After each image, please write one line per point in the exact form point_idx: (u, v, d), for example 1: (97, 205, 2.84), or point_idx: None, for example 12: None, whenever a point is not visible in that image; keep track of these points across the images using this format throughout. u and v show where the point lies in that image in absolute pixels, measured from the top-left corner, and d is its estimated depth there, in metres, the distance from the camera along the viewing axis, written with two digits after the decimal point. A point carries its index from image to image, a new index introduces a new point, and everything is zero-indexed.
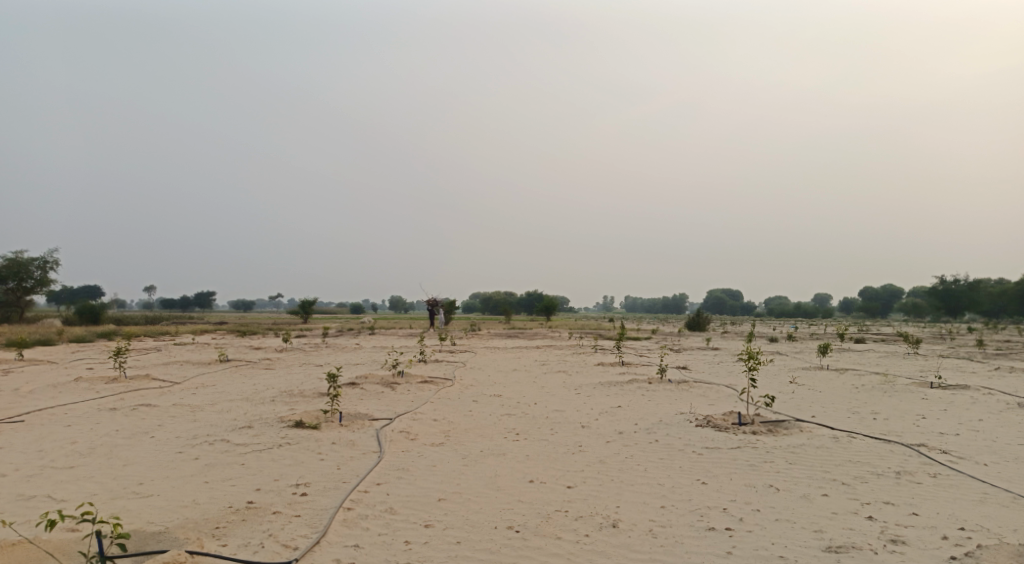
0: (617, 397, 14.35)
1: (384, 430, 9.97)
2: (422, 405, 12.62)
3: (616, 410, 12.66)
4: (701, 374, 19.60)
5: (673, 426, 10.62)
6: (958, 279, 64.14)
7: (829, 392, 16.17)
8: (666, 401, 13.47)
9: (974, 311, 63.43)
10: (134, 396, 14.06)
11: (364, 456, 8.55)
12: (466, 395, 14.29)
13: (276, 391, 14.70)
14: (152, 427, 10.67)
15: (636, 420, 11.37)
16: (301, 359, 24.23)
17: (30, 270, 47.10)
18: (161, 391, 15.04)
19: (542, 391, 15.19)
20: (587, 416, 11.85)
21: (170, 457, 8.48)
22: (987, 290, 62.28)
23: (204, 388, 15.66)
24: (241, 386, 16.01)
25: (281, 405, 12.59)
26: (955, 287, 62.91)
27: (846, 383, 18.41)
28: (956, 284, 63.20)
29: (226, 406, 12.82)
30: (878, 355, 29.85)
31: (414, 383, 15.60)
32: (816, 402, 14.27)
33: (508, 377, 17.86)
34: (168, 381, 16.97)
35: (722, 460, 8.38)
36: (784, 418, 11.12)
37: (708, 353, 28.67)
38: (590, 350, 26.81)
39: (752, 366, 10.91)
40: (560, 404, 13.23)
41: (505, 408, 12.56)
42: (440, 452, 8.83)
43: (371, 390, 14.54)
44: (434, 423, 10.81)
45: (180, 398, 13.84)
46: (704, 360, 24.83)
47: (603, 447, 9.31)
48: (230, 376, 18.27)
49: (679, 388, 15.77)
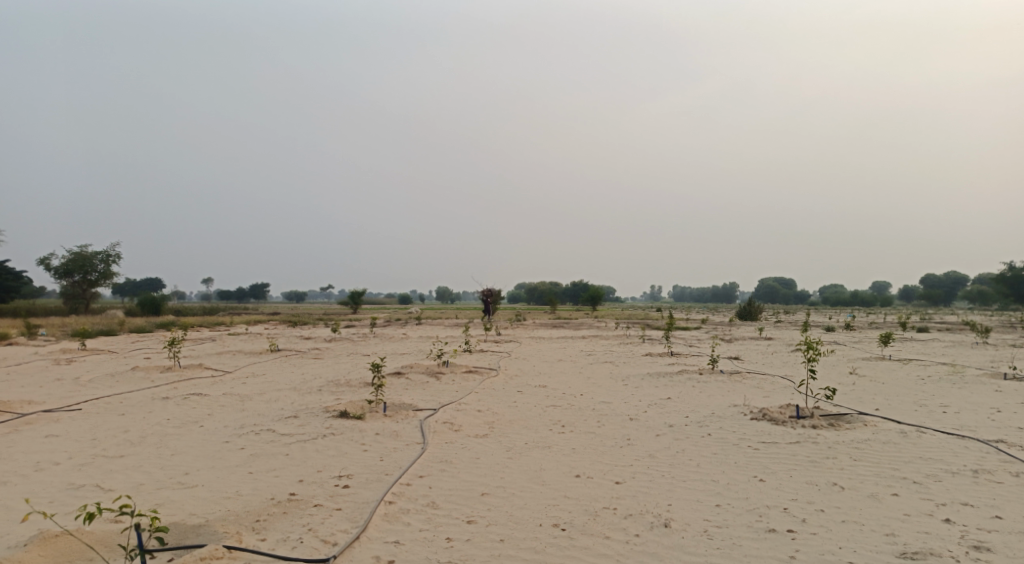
0: (666, 388, 13.93)
1: (428, 421, 9.83)
2: (467, 395, 12.47)
3: (666, 401, 12.27)
4: (754, 364, 18.95)
5: (726, 419, 10.19)
6: None
7: (893, 384, 15.38)
8: (719, 393, 12.99)
9: None
10: (186, 385, 14.31)
11: (407, 448, 8.40)
12: (512, 385, 14.09)
13: (323, 381, 14.77)
14: (201, 416, 10.79)
15: (687, 413, 10.96)
16: (349, 349, 24.44)
17: (95, 263, 48.84)
18: (213, 380, 15.29)
19: (589, 382, 14.88)
20: (635, 408, 11.49)
21: (216, 447, 8.51)
22: None
23: (254, 377, 15.87)
24: (289, 376, 16.16)
25: (327, 395, 12.60)
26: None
27: (911, 374, 17.49)
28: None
29: (274, 395, 12.91)
30: (943, 344, 28.45)
31: (459, 373, 15.47)
32: (879, 394, 13.56)
33: (554, 367, 17.59)
34: (220, 370, 17.27)
35: (781, 456, 7.94)
36: (846, 411, 10.55)
37: (761, 343, 27.82)
38: (638, 340, 26.31)
39: (811, 356, 10.36)
40: (607, 396, 12.89)
41: (551, 399, 12.29)
42: (485, 445, 8.63)
43: (416, 380, 14.47)
44: (479, 414, 10.63)
45: (230, 388, 14.02)
46: (756, 351, 24.07)
47: (653, 440, 8.96)
48: (280, 366, 18.50)
49: (732, 379, 15.22)
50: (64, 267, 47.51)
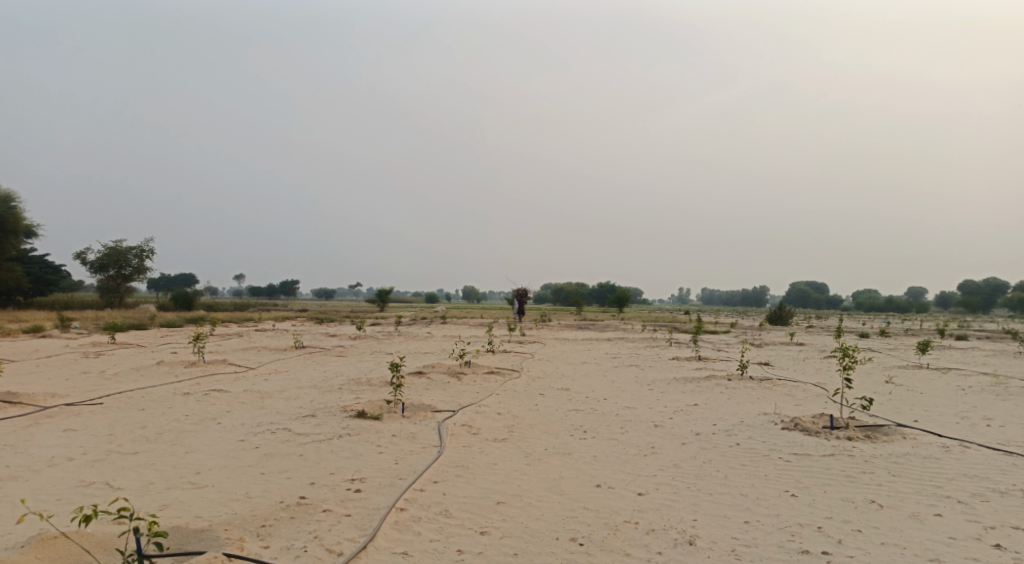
0: (693, 394, 13.53)
1: (447, 424, 9.60)
2: (487, 397, 12.22)
3: (692, 408, 11.88)
4: (785, 371, 18.38)
5: (756, 429, 9.78)
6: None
7: (932, 394, 14.77)
8: (748, 401, 12.54)
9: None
10: (208, 381, 14.29)
11: (423, 451, 8.17)
12: (534, 388, 13.81)
13: (344, 379, 14.65)
14: (220, 413, 10.70)
15: (715, 421, 10.58)
16: (373, 347, 24.38)
17: (128, 258, 49.65)
18: (235, 376, 15.27)
19: (613, 386, 14.52)
20: (661, 414, 11.13)
21: (230, 445, 8.37)
22: None
23: (276, 374, 15.82)
24: (311, 373, 16.07)
25: (346, 394, 12.45)
26: None
27: (951, 384, 16.82)
28: None
29: (294, 393, 12.80)
30: (983, 354, 27.42)
31: (481, 374, 15.23)
32: (917, 405, 12.99)
33: (578, 370, 17.27)
34: (243, 366, 17.28)
35: (814, 470, 7.54)
36: (882, 422, 10.09)
37: (792, 348, 27.13)
38: (665, 343, 25.82)
39: (847, 364, 9.91)
40: (631, 400, 12.53)
41: (574, 403, 11.99)
42: (503, 450, 8.37)
43: (437, 380, 14.29)
44: (499, 417, 10.37)
45: (251, 384, 13.96)
46: (787, 357, 23.43)
47: (678, 449, 8.62)
48: (302, 363, 18.45)
49: (761, 386, 14.75)
50: (99, 261, 48.38)
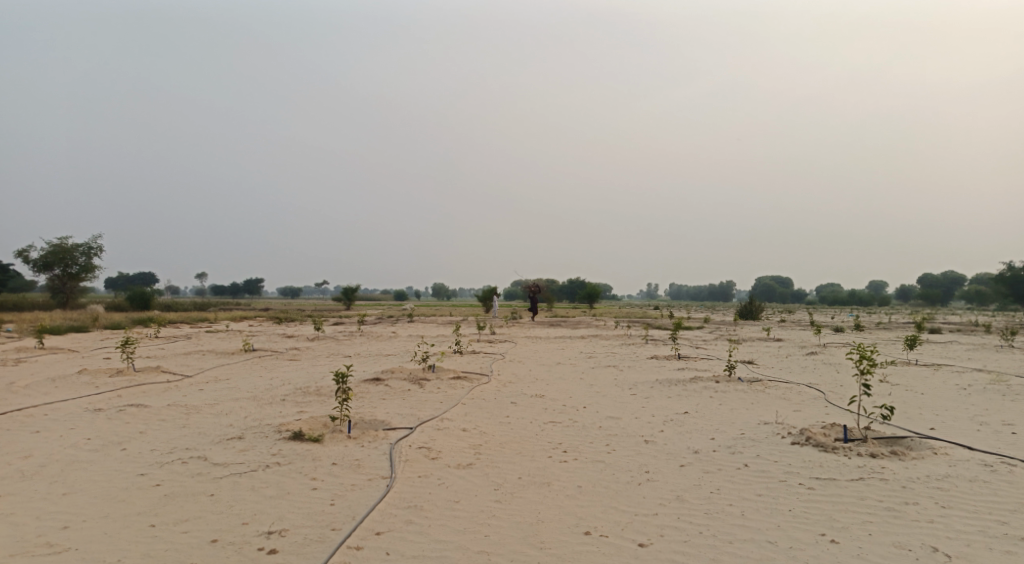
0: (681, 399, 12.19)
1: (400, 446, 8.04)
2: (451, 409, 10.65)
3: (684, 417, 10.50)
4: (772, 371, 17.16)
5: (763, 444, 8.40)
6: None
7: (935, 395, 13.61)
8: (743, 409, 11.21)
9: None
10: (130, 394, 12.44)
11: (369, 485, 6.61)
12: (504, 395, 12.31)
13: (290, 389, 12.96)
14: (129, 434, 8.96)
15: (713, 434, 9.19)
16: (330, 349, 22.62)
17: (75, 256, 46.88)
18: (166, 387, 13.44)
19: (592, 391, 13.08)
20: (649, 427, 9.70)
21: (126, 482, 6.70)
22: None
23: (215, 383, 14.05)
24: (254, 382, 14.31)
25: (288, 409, 10.78)
26: None
27: (948, 382, 15.72)
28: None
29: (227, 408, 11.07)
30: (964, 347, 26.58)
31: (445, 379, 13.67)
32: (924, 408, 11.82)
33: (553, 372, 15.81)
34: (179, 374, 15.41)
35: (847, 503, 6.21)
36: (903, 433, 8.82)
37: (772, 345, 25.97)
38: (641, 340, 24.51)
39: (866, 370, 8.56)
40: (614, 409, 11.08)
41: (549, 414, 10.52)
42: (467, 480, 6.88)
43: (395, 388, 12.68)
44: (463, 434, 8.83)
45: (180, 397, 12.15)
46: (769, 354, 22.23)
47: (678, 474, 7.20)
48: (248, 369, 16.65)
49: (752, 388, 13.49)
50: (43, 261, 45.37)
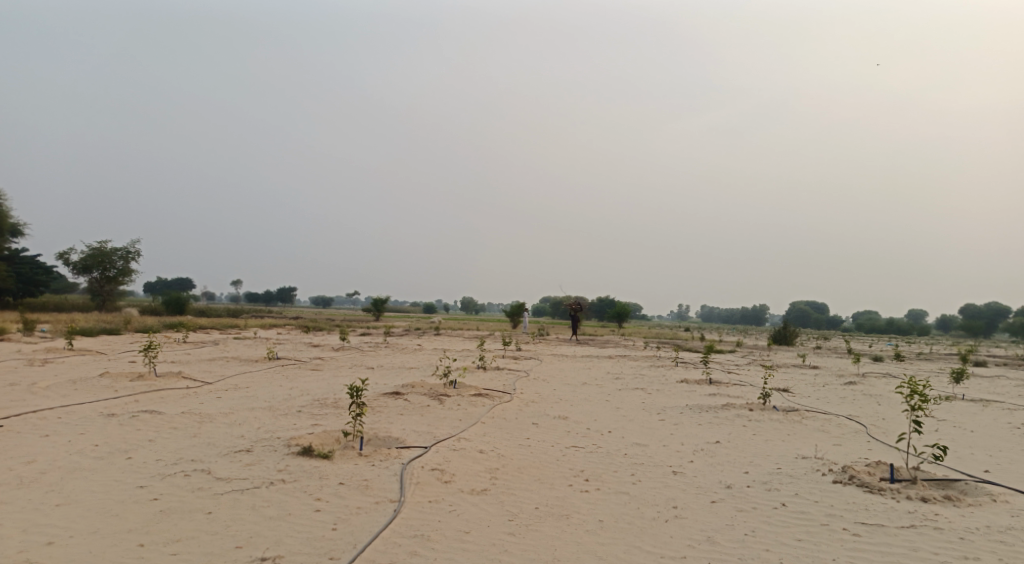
0: (712, 427, 11.58)
1: (412, 466, 7.62)
2: (470, 428, 10.21)
3: (716, 448, 9.90)
4: (809, 400, 16.38)
5: (801, 482, 7.80)
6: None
7: (986, 433, 12.74)
8: (778, 441, 10.56)
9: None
10: (148, 400, 12.24)
11: (375, 509, 6.20)
12: (526, 415, 11.83)
13: (308, 400, 12.65)
14: (137, 442, 8.69)
15: (746, 467, 8.59)
16: (354, 360, 22.36)
17: (113, 259, 47.69)
18: (185, 393, 13.24)
19: (618, 414, 12.54)
20: (678, 457, 9.13)
21: (123, 494, 6.39)
22: None
23: (234, 392, 13.82)
24: (273, 391, 14.04)
25: (303, 421, 10.46)
26: None
27: (1000, 419, 14.78)
28: None
29: (241, 417, 10.78)
30: (1013, 383, 25.29)
31: (467, 396, 13.24)
32: (975, 448, 11.02)
33: (579, 393, 15.29)
34: (200, 381, 15.24)
35: (898, 555, 5.61)
36: (956, 476, 8.12)
37: (807, 373, 25.01)
38: (671, 363, 23.79)
39: (917, 406, 7.90)
40: (641, 436, 10.52)
41: (572, 438, 10.02)
42: (481, 508, 6.44)
43: (414, 403, 12.30)
44: (480, 456, 8.37)
45: (197, 405, 11.90)
46: (805, 382, 21.36)
47: (708, 512, 6.65)
48: (269, 378, 16.44)
49: (788, 418, 12.81)
50: (83, 263, 46.22)
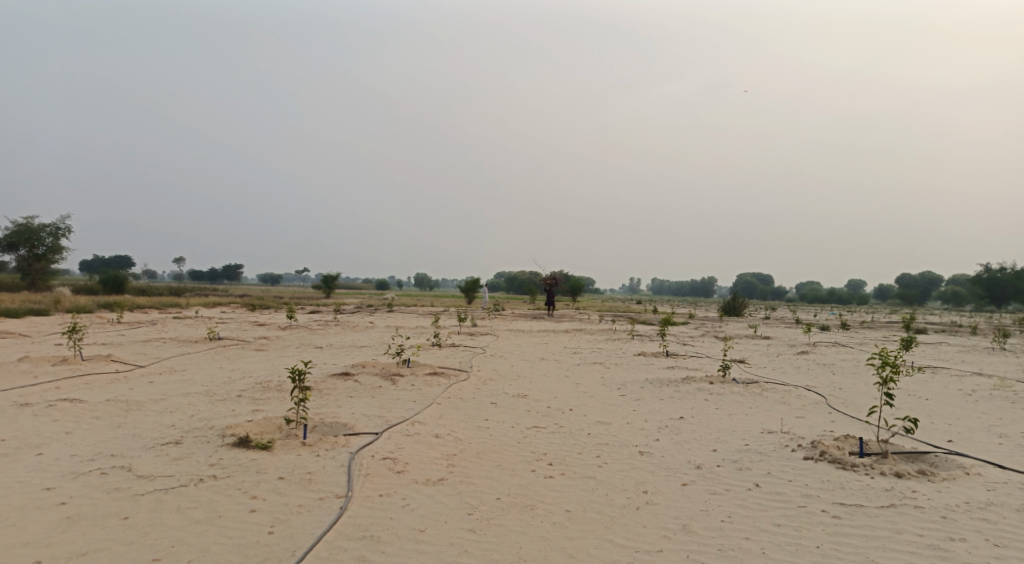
0: (674, 402, 11.26)
1: (361, 456, 6.99)
2: (424, 410, 9.60)
3: (680, 424, 9.55)
4: (766, 371, 16.29)
5: (773, 459, 7.48)
6: (1004, 267, 58.78)
7: (942, 401, 12.76)
8: (742, 415, 10.28)
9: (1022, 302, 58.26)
10: (70, 386, 11.22)
11: (319, 507, 5.57)
12: (484, 394, 11.29)
13: (250, 383, 11.84)
14: (51, 435, 7.80)
15: (714, 445, 8.24)
16: (301, 339, 21.43)
17: (42, 236, 45.03)
18: (113, 379, 12.23)
19: (578, 391, 12.11)
20: (643, 435, 8.72)
21: (25, 498, 5.58)
22: None
23: (168, 375, 12.89)
24: (211, 374, 13.13)
25: (242, 408, 9.67)
26: (1000, 274, 57.84)
27: (951, 387, 14.91)
28: (1001, 272, 58.10)
29: (174, 404, 9.93)
30: (956, 349, 25.91)
31: (421, 375, 12.61)
32: (934, 416, 10.96)
33: (537, 369, 14.82)
34: (132, 364, 14.19)
35: (883, 539, 5.30)
36: (925, 448, 7.93)
37: (760, 343, 25.19)
38: (627, 336, 23.60)
39: (889, 378, 7.64)
40: (604, 413, 10.11)
41: (532, 418, 9.52)
42: (437, 502, 5.88)
43: (365, 384, 11.61)
44: (435, 442, 7.78)
45: (125, 391, 10.95)
46: (760, 353, 21.40)
47: (681, 496, 6.24)
48: (209, 360, 15.46)
49: (749, 390, 12.60)
50: (8, 241, 43.39)
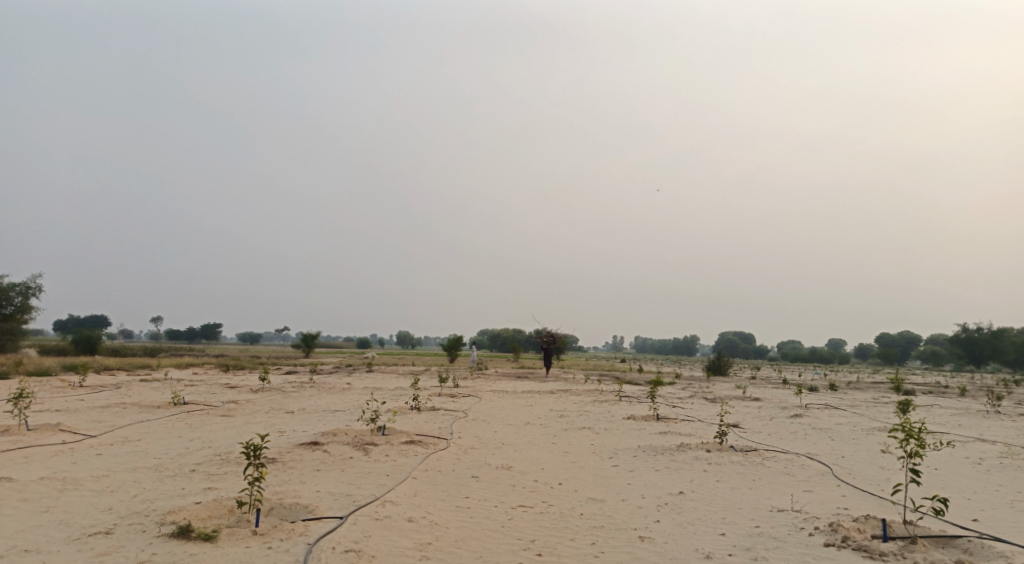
0: (671, 474, 10.38)
1: (322, 547, 6.05)
2: (399, 486, 8.65)
3: (680, 500, 8.68)
4: (762, 437, 15.44)
5: (790, 547, 6.63)
6: (982, 327, 59.04)
7: (954, 470, 11.97)
8: (746, 489, 9.43)
9: (1001, 362, 58.27)
10: (5, 461, 10.11)
11: None
12: (465, 466, 10.35)
13: (207, 455, 10.79)
14: None
15: (721, 528, 7.36)
16: (272, 402, 20.27)
17: (10, 295, 43.65)
18: (56, 451, 11.11)
19: (567, 461, 11.20)
20: (642, 515, 7.83)
21: None
22: (1013, 339, 57.11)
23: (120, 446, 11.78)
24: (168, 444, 12.03)
25: (192, 485, 8.65)
26: (978, 334, 58.06)
27: (959, 453, 14.13)
28: (979, 331, 58.33)
29: (118, 482, 8.89)
30: (949, 412, 25.20)
31: (396, 444, 11.62)
32: (950, 490, 10.18)
33: (523, 435, 13.88)
34: (82, 433, 13.04)
35: None
36: (954, 531, 7.13)
37: (752, 405, 24.33)
38: (614, 398, 22.66)
39: (915, 453, 6.89)
40: (595, 488, 9.22)
41: (517, 495, 8.61)
42: None
43: (334, 456, 10.61)
44: (408, 527, 6.85)
45: (65, 466, 9.86)
46: (753, 416, 20.54)
47: None
48: (169, 428, 14.33)
49: (749, 460, 11.75)
50: None
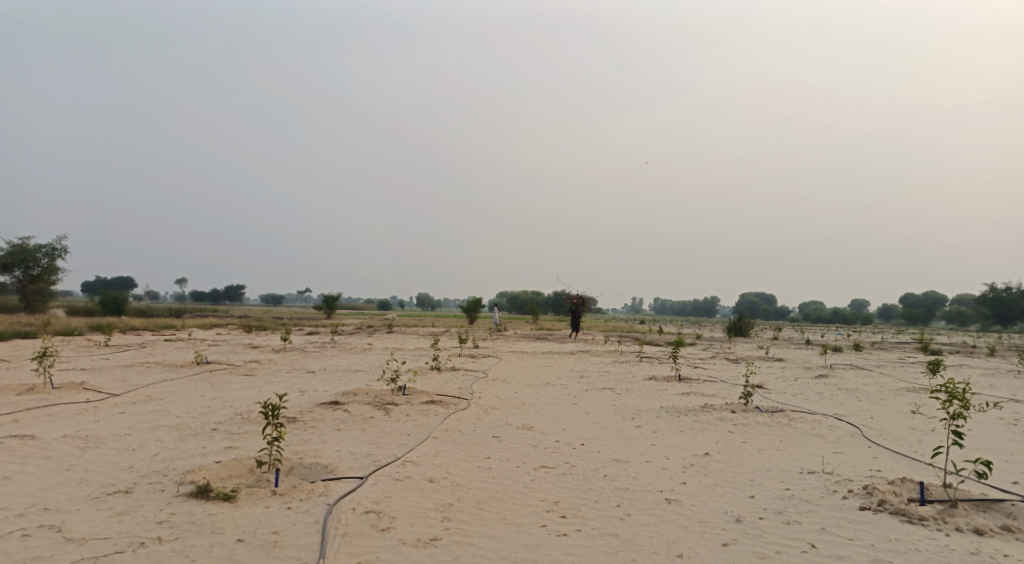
0: (696, 435, 10.15)
1: (342, 508, 5.92)
2: (419, 446, 8.53)
3: (707, 462, 8.45)
4: (787, 398, 15.14)
5: (823, 510, 6.40)
6: (1011, 286, 57.75)
7: (989, 432, 11.60)
8: (774, 451, 9.18)
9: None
10: (30, 420, 10.13)
11: None
12: (486, 426, 10.21)
13: (229, 415, 10.75)
14: None
15: (751, 491, 7.13)
16: (294, 362, 20.32)
17: (37, 256, 43.93)
18: (80, 410, 11.14)
19: (589, 421, 11.02)
20: (668, 477, 7.63)
21: None
22: None
23: (143, 405, 11.78)
24: (190, 404, 12.03)
25: (212, 444, 8.58)
26: (1006, 294, 56.83)
27: (992, 414, 13.74)
28: (1007, 291, 57.07)
29: (140, 440, 8.87)
30: (978, 372, 24.66)
31: (416, 404, 11.50)
32: (985, 452, 9.86)
33: (544, 396, 13.71)
34: (106, 392, 13.10)
35: None
36: (996, 495, 6.84)
37: (776, 366, 24.00)
38: (636, 359, 22.42)
39: (959, 414, 6.56)
40: (619, 449, 9.03)
41: (539, 455, 8.45)
42: None
43: (355, 416, 10.52)
44: (429, 488, 6.72)
45: (88, 425, 9.86)
46: (777, 377, 20.23)
47: None
48: (191, 387, 14.36)
49: (776, 421, 11.49)
50: (3, 261, 42.27)
